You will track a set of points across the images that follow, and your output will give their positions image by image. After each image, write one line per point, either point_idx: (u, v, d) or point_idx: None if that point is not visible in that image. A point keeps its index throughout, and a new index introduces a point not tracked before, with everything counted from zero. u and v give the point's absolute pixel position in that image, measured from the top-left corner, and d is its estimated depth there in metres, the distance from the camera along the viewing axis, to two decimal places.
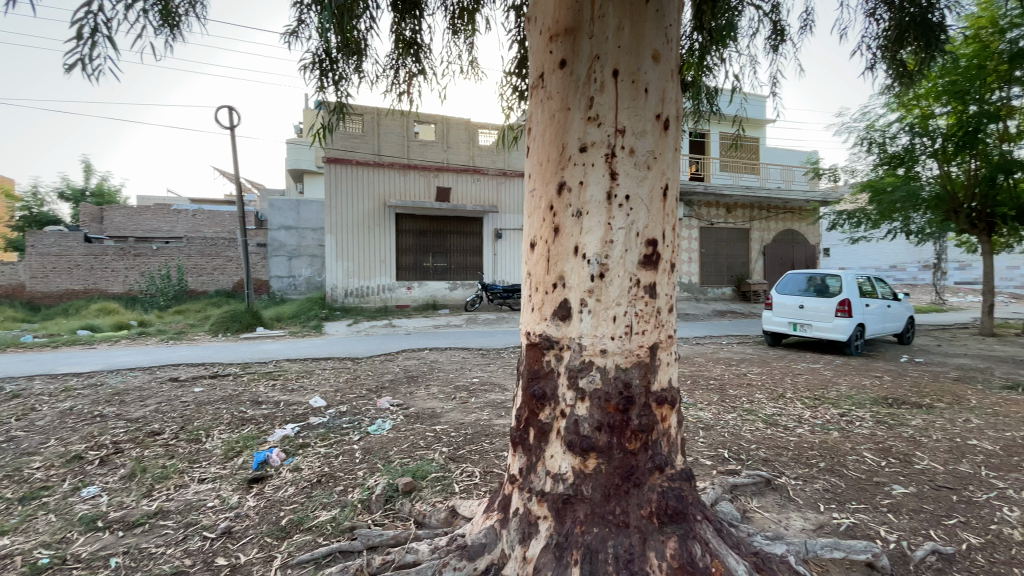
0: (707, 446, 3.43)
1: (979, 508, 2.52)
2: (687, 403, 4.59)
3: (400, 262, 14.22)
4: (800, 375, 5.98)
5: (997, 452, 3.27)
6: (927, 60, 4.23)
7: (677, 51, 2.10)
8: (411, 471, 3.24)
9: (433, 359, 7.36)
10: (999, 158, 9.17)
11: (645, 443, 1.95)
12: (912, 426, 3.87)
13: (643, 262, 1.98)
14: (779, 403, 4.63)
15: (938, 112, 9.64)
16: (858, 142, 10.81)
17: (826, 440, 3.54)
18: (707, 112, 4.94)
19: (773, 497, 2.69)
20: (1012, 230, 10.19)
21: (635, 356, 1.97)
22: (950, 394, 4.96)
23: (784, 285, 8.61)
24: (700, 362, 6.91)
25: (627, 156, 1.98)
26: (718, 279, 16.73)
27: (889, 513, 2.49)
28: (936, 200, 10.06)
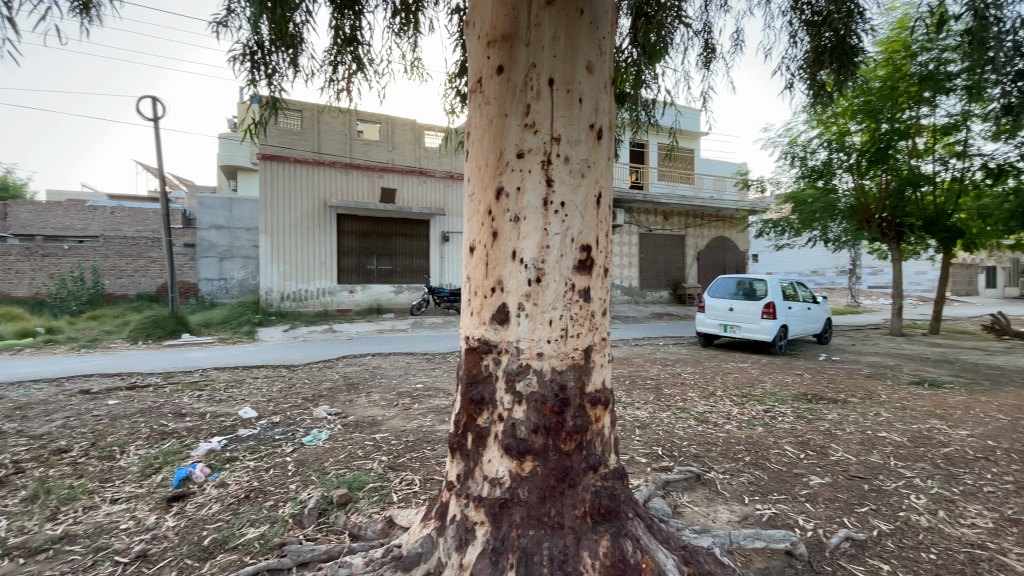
0: (643, 445, 3.56)
1: (888, 496, 2.75)
2: (625, 403, 4.74)
3: (342, 265, 13.77)
4: (730, 374, 6.34)
5: (904, 443, 3.59)
6: (842, 83, 4.60)
7: (611, 63, 2.17)
8: (347, 482, 3.13)
9: (376, 365, 7.17)
10: (908, 172, 10.18)
11: (579, 443, 1.98)
12: (828, 420, 4.19)
13: (578, 267, 2.02)
14: (709, 400, 4.88)
15: (853, 130, 10.53)
16: (783, 156, 11.64)
17: (752, 435, 3.76)
18: (645, 124, 5.15)
19: (703, 491, 2.83)
20: (919, 239, 11.22)
21: (570, 359, 2.00)
22: (860, 390, 5.43)
23: (716, 289, 9.10)
24: (639, 363, 7.15)
25: (563, 163, 2.01)
26: (657, 283, 17.44)
27: (807, 503, 2.67)
28: (851, 211, 10.98)
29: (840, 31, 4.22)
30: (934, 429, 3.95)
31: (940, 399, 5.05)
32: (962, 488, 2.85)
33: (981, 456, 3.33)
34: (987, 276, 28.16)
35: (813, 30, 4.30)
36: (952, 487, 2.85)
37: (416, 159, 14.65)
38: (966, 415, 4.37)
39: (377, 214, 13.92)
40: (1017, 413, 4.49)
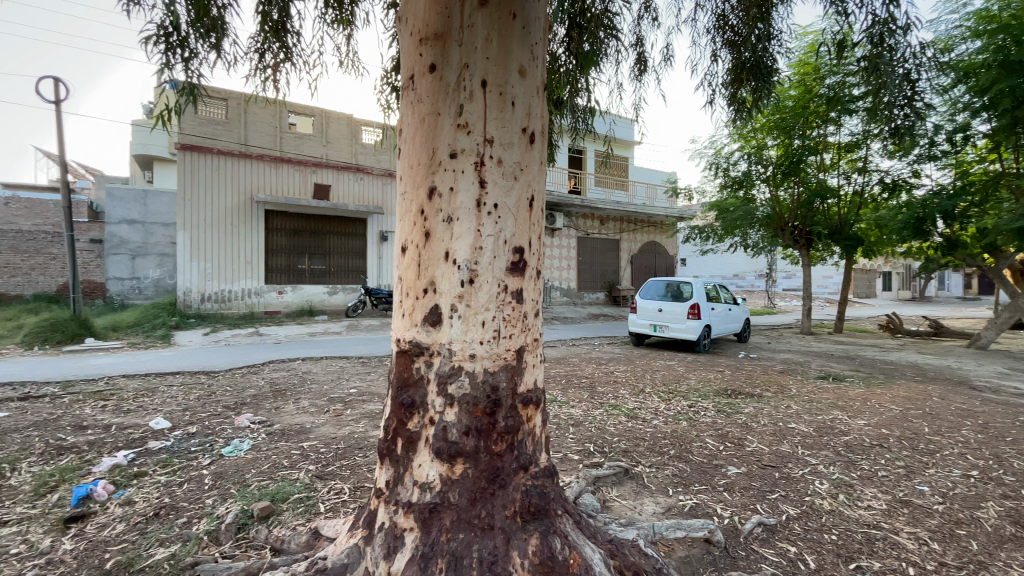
0: (576, 442, 3.64)
1: (795, 483, 2.99)
2: (560, 401, 4.83)
3: (271, 264, 13.06)
4: (659, 371, 6.65)
5: (809, 433, 3.93)
6: (760, 100, 4.94)
7: (543, 68, 2.20)
8: (270, 494, 2.96)
9: (306, 370, 6.85)
10: (816, 185, 11.20)
11: (511, 444, 1.99)
12: (745, 413, 4.50)
13: (511, 268, 2.03)
14: (639, 397, 5.09)
15: (770, 144, 11.41)
16: (709, 167, 12.38)
17: (677, 429, 3.96)
18: (582, 131, 5.29)
19: (630, 485, 2.94)
20: (826, 247, 12.19)
21: (502, 360, 1.99)
22: (773, 384, 5.88)
23: (647, 291, 9.51)
24: (574, 362, 7.33)
25: (495, 165, 2.02)
26: (593, 285, 17.95)
27: (725, 492, 2.84)
28: (767, 220, 11.88)
29: (758, 52, 4.55)
30: (837, 419, 4.35)
31: (841, 391, 5.57)
32: (860, 473, 3.15)
33: (875, 443, 3.71)
34: (882, 280, 31.44)
35: (734, 50, 4.63)
36: (851, 473, 3.15)
37: (352, 155, 14.16)
38: (863, 406, 4.85)
39: (309, 211, 13.32)
40: (904, 403, 5.04)
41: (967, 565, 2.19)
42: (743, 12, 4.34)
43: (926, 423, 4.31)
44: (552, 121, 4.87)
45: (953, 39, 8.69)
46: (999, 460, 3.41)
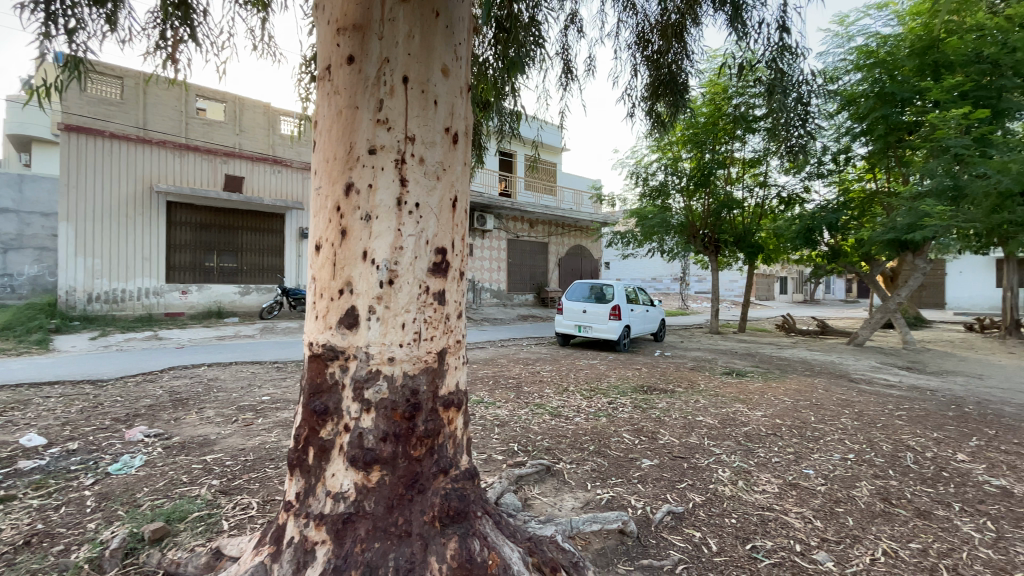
0: (500, 442, 3.66)
1: (701, 472, 3.21)
2: (486, 402, 4.84)
3: (174, 261, 11.95)
4: (582, 370, 6.87)
5: (715, 424, 4.25)
6: (674, 115, 5.26)
7: (467, 68, 2.18)
8: (166, 513, 2.69)
9: (213, 376, 6.32)
10: (723, 197, 12.21)
11: (430, 448, 1.95)
12: (659, 408, 4.78)
13: (433, 269, 1.99)
14: (563, 395, 5.22)
15: (684, 157, 12.21)
16: (630, 176, 13.02)
17: (596, 425, 4.11)
18: (509, 133, 5.33)
19: (551, 482, 3.00)
20: (731, 252, 13.22)
21: (423, 363, 1.96)
22: (685, 380, 6.29)
23: (572, 293, 9.81)
24: (502, 363, 7.39)
25: (417, 163, 1.97)
26: (522, 286, 18.19)
27: (638, 484, 2.99)
28: (681, 227, 12.67)
29: (673, 69, 4.85)
30: (738, 411, 4.74)
31: (743, 386, 6.08)
32: (756, 460, 3.44)
33: (770, 432, 4.08)
34: (779, 284, 34.80)
35: (652, 65, 4.90)
36: (750, 460, 3.43)
37: (269, 146, 13.26)
38: (761, 398, 5.33)
39: (219, 205, 12.32)
40: (795, 395, 5.60)
41: (844, 539, 2.46)
42: (661, 30, 4.61)
43: (813, 412, 4.82)
44: (481, 123, 4.88)
45: (839, 70, 9.78)
46: (870, 444, 3.89)
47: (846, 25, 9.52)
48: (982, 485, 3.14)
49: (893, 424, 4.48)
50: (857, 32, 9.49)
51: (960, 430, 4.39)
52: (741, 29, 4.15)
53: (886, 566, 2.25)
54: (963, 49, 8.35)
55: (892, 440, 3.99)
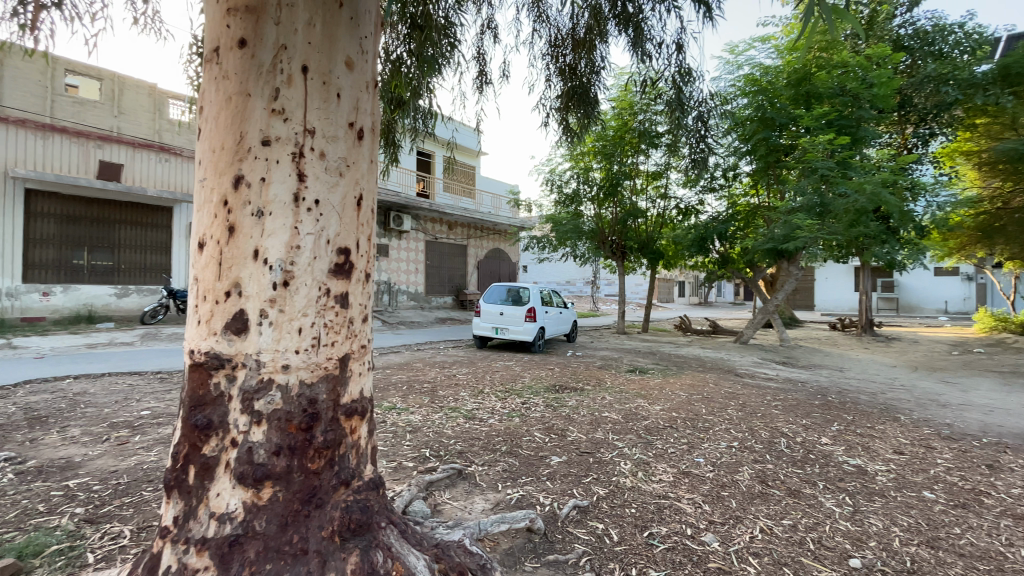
0: (411, 448, 3.58)
1: (606, 465, 3.37)
2: (398, 408, 4.71)
3: (33, 257, 10.33)
4: (498, 372, 6.93)
5: (619, 420, 4.49)
6: (585, 126, 5.48)
7: (374, 63, 2.11)
8: (15, 549, 2.31)
9: (81, 390, 5.53)
10: (629, 206, 12.99)
11: (330, 460, 1.86)
12: (569, 406, 4.95)
13: (334, 270, 1.89)
14: (477, 398, 5.23)
15: (594, 167, 12.81)
16: (546, 183, 13.41)
17: (509, 426, 4.16)
18: (424, 133, 5.26)
19: (462, 485, 2.99)
20: (636, 258, 14.00)
21: (322, 370, 1.85)
22: (594, 379, 6.58)
23: (489, 295, 9.86)
24: (417, 367, 7.25)
25: (317, 158, 1.87)
26: (440, 289, 17.98)
27: (547, 481, 3.06)
28: (592, 233, 13.28)
29: (584, 82, 5.05)
30: (641, 406, 5.04)
31: (646, 382, 6.49)
32: (655, 452, 3.68)
33: (667, 425, 4.39)
34: (678, 288, 37.78)
35: (565, 78, 5.09)
36: (649, 452, 3.66)
37: (154, 131, 11.95)
38: (660, 394, 5.73)
39: (92, 194, 10.86)
40: (690, 390, 6.08)
41: (728, 520, 2.70)
42: (573, 44, 4.81)
43: (705, 404, 5.26)
44: (394, 121, 4.75)
45: (730, 94, 10.78)
46: (751, 432, 4.32)
47: (736, 54, 10.52)
48: (841, 465, 3.61)
49: (771, 413, 5.02)
50: (744, 62, 10.53)
51: (823, 416, 5.02)
52: (645, 49, 4.43)
53: (762, 541, 2.50)
54: (829, 82, 9.70)
55: (769, 428, 4.46)
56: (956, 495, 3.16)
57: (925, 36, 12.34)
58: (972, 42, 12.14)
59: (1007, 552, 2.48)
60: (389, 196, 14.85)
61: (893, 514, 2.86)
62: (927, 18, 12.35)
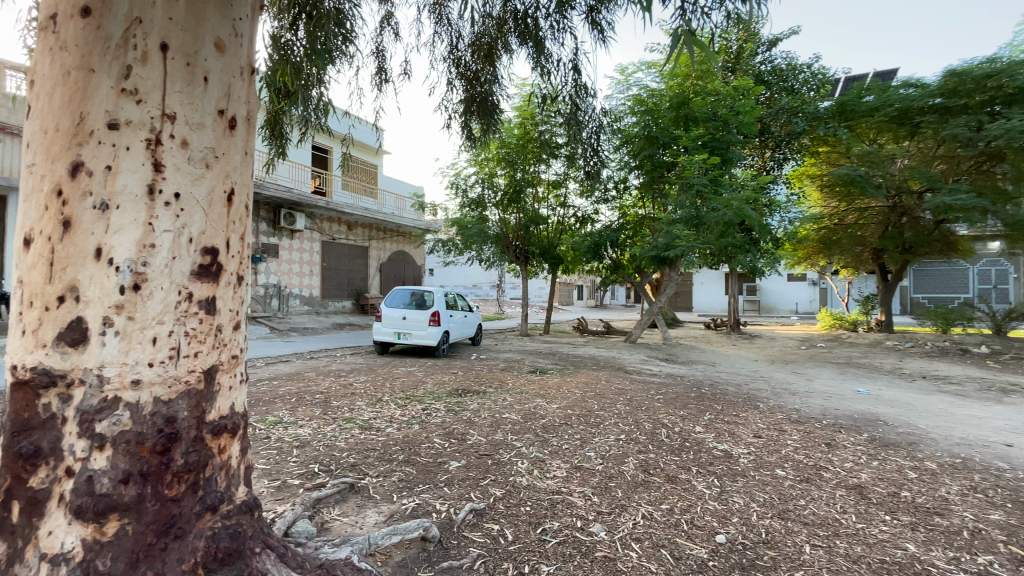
0: (298, 464, 3.34)
1: (503, 466, 3.41)
2: (286, 422, 4.37)
3: None
4: (398, 378, 6.73)
5: (518, 420, 4.58)
6: (486, 133, 5.52)
7: (250, 46, 1.94)
8: None
9: None
10: (532, 212, 13.37)
11: (193, 484, 1.67)
12: (470, 409, 4.95)
13: (198, 272, 1.70)
14: (375, 406, 5.03)
15: (498, 173, 12.99)
16: (451, 186, 13.37)
17: (408, 434, 4.05)
18: (317, 126, 4.96)
19: (354, 500, 2.84)
20: (539, 262, 14.44)
21: (182, 385, 1.65)
22: (496, 381, 6.66)
23: (391, 299, 9.55)
24: (310, 377, 6.79)
25: (177, 146, 1.67)
26: (339, 292, 17.05)
27: (444, 487, 3.03)
28: (497, 238, 13.46)
29: (485, 89, 5.09)
30: (539, 406, 5.20)
31: (545, 382, 6.70)
32: (550, 449, 3.81)
33: (563, 423, 4.56)
34: (577, 292, 39.86)
35: (466, 83, 5.10)
36: (545, 450, 3.78)
37: None
38: (558, 392, 5.96)
39: None
40: (585, 388, 6.40)
41: (614, 509, 2.88)
42: (474, 50, 4.84)
43: (597, 401, 5.56)
44: (282, 112, 4.45)
45: (621, 112, 11.57)
46: (637, 424, 4.65)
47: (626, 75, 11.30)
48: (711, 450, 4.02)
49: (655, 406, 5.44)
50: (633, 83, 11.36)
51: (699, 407, 5.55)
52: (544, 64, 4.61)
53: (643, 527, 2.69)
54: (704, 107, 10.82)
55: (653, 419, 4.84)
56: (802, 471, 3.66)
57: (780, 72, 14.24)
58: (816, 81, 14.24)
59: (839, 517, 2.93)
60: (280, 193, 13.83)
61: (753, 491, 3.24)
62: (783, 57, 14.26)
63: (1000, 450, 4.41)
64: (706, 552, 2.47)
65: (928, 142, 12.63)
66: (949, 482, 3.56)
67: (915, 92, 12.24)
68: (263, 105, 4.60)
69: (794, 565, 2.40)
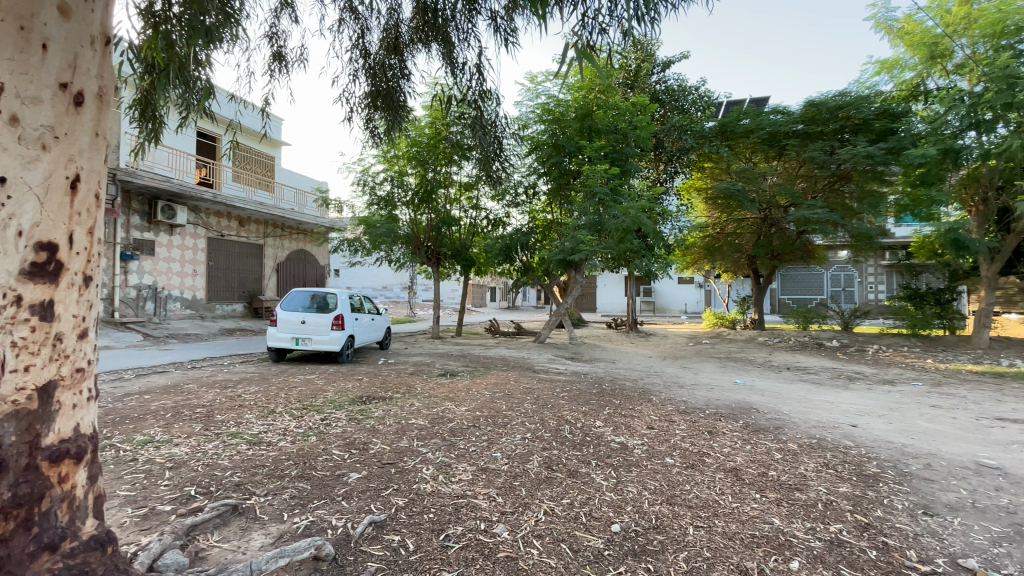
0: (171, 489, 2.97)
1: (407, 474, 3.31)
2: (158, 441, 3.87)
3: None
4: (296, 387, 6.28)
5: (425, 425, 4.49)
6: (391, 131, 5.35)
7: (103, 18, 1.77)
8: None
9: None
10: (443, 213, 13.24)
11: (25, 520, 1.51)
12: (374, 417, 4.75)
13: (30, 271, 1.52)
14: (267, 419, 4.65)
15: (409, 172, 12.71)
16: (357, 183, 12.83)
17: (303, 447, 3.78)
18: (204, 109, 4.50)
19: (237, 523, 2.59)
20: (450, 264, 14.35)
21: (7, 405, 1.48)
22: (403, 386, 6.48)
23: (288, 302, 8.91)
24: (190, 389, 6.09)
25: (4, 123, 1.49)
26: (227, 295, 15.55)
27: (342, 501, 2.86)
28: (407, 238, 13.12)
29: (391, 85, 4.94)
30: (447, 409, 5.14)
31: (455, 385, 6.64)
32: (457, 453, 3.78)
33: (471, 425, 4.54)
34: (488, 295, 40.47)
35: (371, 77, 4.92)
36: (451, 454, 3.74)
37: None
38: (466, 395, 5.95)
39: None
40: (493, 389, 6.45)
41: (517, 508, 2.92)
42: (381, 44, 4.72)
43: (505, 402, 5.62)
44: (155, 92, 3.95)
45: (530, 119, 11.89)
46: (542, 422, 4.77)
47: (535, 83, 11.61)
48: (609, 443, 4.25)
49: (560, 404, 5.63)
50: (542, 91, 11.69)
51: (599, 403, 5.82)
52: (450, 67, 4.59)
53: (544, 523, 2.76)
54: (606, 120, 11.48)
55: (557, 417, 5.00)
56: (687, 458, 3.99)
57: (673, 92, 15.51)
58: (703, 103, 15.71)
59: (718, 498, 3.23)
60: (157, 182, 12.34)
61: (645, 480, 3.46)
62: (675, 79, 15.56)
63: (845, 430, 5.16)
64: (602, 542, 2.60)
65: (793, 163, 14.52)
66: (807, 460, 4.09)
67: (782, 118, 13.96)
68: (131, 81, 4.06)
69: (680, 547, 2.60)
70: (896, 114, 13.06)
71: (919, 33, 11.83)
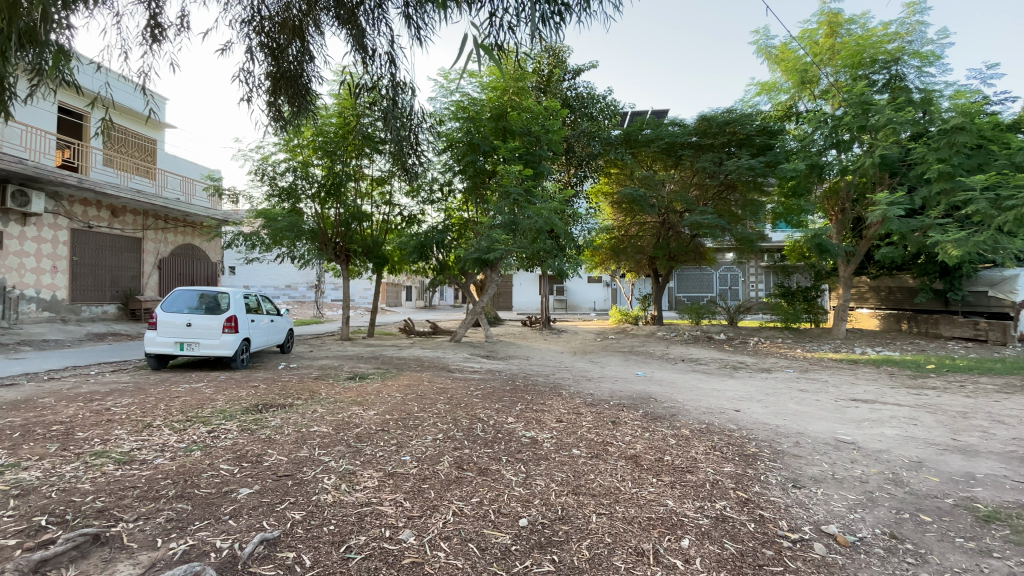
0: (14, 520, 2.54)
1: (305, 486, 3.12)
2: (1, 466, 3.29)
3: None
4: (180, 397, 5.67)
5: (328, 432, 4.26)
6: (295, 118, 5.01)
7: None
8: None
9: None
10: (353, 208, 12.67)
11: None
12: (269, 426, 4.42)
13: None
14: (142, 434, 4.14)
15: (315, 163, 12.02)
16: (254, 172, 11.89)
17: (184, 464, 3.42)
18: (60, 77, 3.90)
19: (99, 554, 2.28)
20: (361, 261, 13.76)
21: None
22: (307, 391, 6.12)
23: (171, 302, 8.03)
24: (46, 403, 5.27)
25: None
26: (96, 294, 13.67)
27: (229, 521, 2.63)
28: (313, 233, 12.36)
29: (296, 68, 4.62)
30: (354, 414, 4.92)
31: (364, 388, 6.40)
32: (363, 459, 3.63)
33: (379, 429, 4.40)
34: (403, 294, 39.53)
35: (274, 58, 4.59)
36: (356, 461, 3.58)
37: None
38: (375, 398, 5.73)
39: None
40: (405, 390, 6.29)
41: (425, 511, 2.87)
42: (282, 23, 4.42)
43: (416, 403, 5.50)
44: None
45: (444, 116, 11.74)
46: (454, 422, 4.74)
47: (448, 80, 11.49)
48: (519, 439, 4.32)
49: (472, 403, 5.63)
50: (456, 89, 11.61)
51: (512, 399, 5.92)
52: (361, 54, 4.40)
53: (452, 524, 2.75)
54: (520, 122, 11.63)
55: (469, 416, 4.99)
56: (592, 448, 4.18)
57: (582, 99, 16.20)
58: (610, 111, 16.54)
59: (619, 485, 3.42)
60: (4, 163, 10.53)
61: (552, 472, 3.57)
62: (584, 87, 16.26)
63: (729, 415, 5.71)
64: (510, 538, 2.64)
65: (687, 173, 15.81)
66: (697, 444, 4.46)
67: (678, 130, 15.11)
68: None
69: (583, 535, 2.72)
70: (773, 131, 14.71)
71: (792, 60, 13.41)
